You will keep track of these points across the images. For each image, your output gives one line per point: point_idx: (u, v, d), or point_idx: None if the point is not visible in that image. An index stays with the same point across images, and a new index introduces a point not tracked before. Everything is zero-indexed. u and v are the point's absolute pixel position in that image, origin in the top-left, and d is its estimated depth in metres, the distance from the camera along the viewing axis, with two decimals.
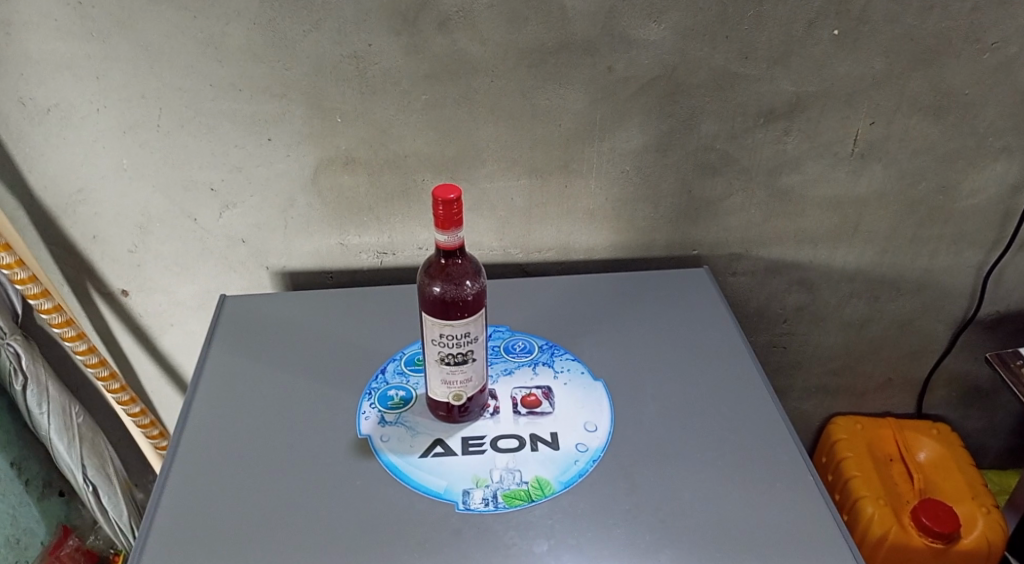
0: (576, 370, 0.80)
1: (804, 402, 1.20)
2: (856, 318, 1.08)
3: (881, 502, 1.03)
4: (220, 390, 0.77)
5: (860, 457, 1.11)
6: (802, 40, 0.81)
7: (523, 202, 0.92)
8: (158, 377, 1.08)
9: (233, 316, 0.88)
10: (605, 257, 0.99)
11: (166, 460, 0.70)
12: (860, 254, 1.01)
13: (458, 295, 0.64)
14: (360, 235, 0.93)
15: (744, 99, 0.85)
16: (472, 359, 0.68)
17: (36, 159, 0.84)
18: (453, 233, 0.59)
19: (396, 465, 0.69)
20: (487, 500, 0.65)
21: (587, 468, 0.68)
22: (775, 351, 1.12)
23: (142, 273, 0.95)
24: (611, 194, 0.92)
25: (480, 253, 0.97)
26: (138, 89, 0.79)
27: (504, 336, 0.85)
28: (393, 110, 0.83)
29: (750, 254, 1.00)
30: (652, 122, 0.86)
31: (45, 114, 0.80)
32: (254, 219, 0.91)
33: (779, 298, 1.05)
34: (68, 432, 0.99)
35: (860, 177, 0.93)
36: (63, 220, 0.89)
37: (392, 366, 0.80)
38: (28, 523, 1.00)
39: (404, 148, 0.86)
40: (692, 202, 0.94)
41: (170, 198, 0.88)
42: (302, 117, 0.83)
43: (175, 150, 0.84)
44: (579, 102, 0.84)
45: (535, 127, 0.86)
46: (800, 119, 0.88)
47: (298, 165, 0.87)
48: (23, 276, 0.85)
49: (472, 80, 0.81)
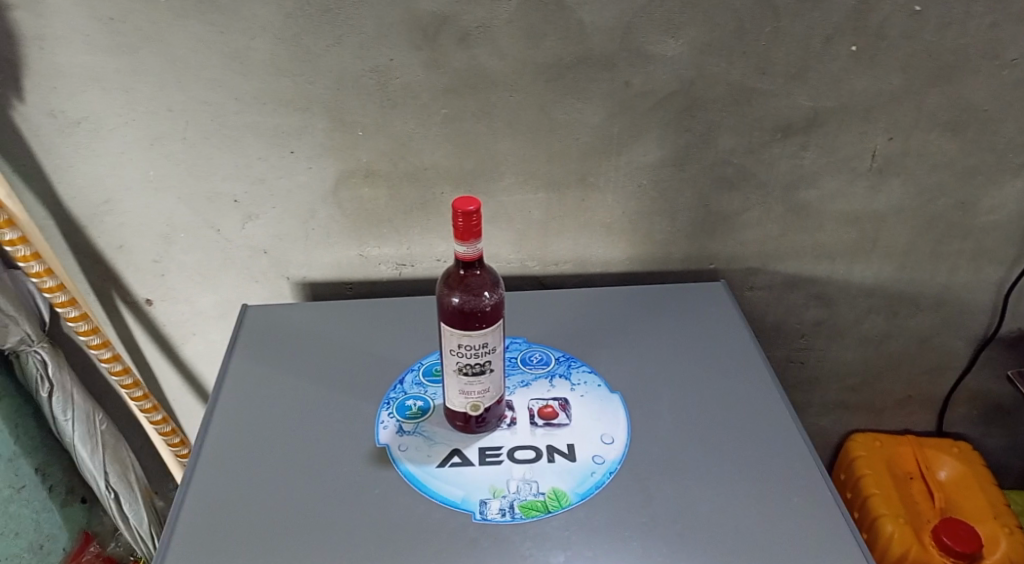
0: (593, 383, 0.80)
1: (823, 419, 1.18)
2: (875, 333, 1.08)
3: (901, 520, 1.01)
4: (240, 399, 0.78)
5: (879, 475, 1.09)
6: (820, 56, 0.82)
7: (541, 215, 0.93)
8: (179, 386, 1.09)
9: (254, 326, 0.89)
10: (622, 270, 0.99)
11: (188, 468, 0.70)
12: (879, 268, 1.01)
13: (476, 306, 0.65)
14: (379, 247, 0.95)
15: (761, 113, 0.86)
16: (490, 370, 0.68)
17: (65, 170, 0.86)
18: (472, 244, 0.60)
19: (414, 475, 0.69)
20: (504, 510, 0.65)
21: (604, 480, 0.68)
22: (793, 366, 1.11)
23: (166, 282, 0.97)
24: (628, 207, 0.93)
25: (497, 265, 0.98)
26: (166, 102, 0.81)
27: (522, 347, 0.86)
28: (413, 123, 0.84)
29: (768, 269, 1.00)
30: (669, 136, 0.87)
31: (75, 126, 0.83)
32: (276, 230, 0.92)
33: (797, 313, 1.05)
34: (91, 439, 1.00)
35: (879, 192, 0.93)
36: (90, 230, 0.91)
37: (410, 376, 0.81)
38: (51, 529, 1.02)
39: (425, 161, 0.87)
40: (709, 215, 0.94)
41: (194, 208, 0.90)
42: (324, 130, 0.84)
43: (200, 162, 0.86)
44: (597, 116, 0.85)
45: (553, 141, 0.87)
46: (817, 134, 0.88)
47: (319, 177, 0.88)
48: (51, 284, 0.87)
49: (491, 95, 0.83)
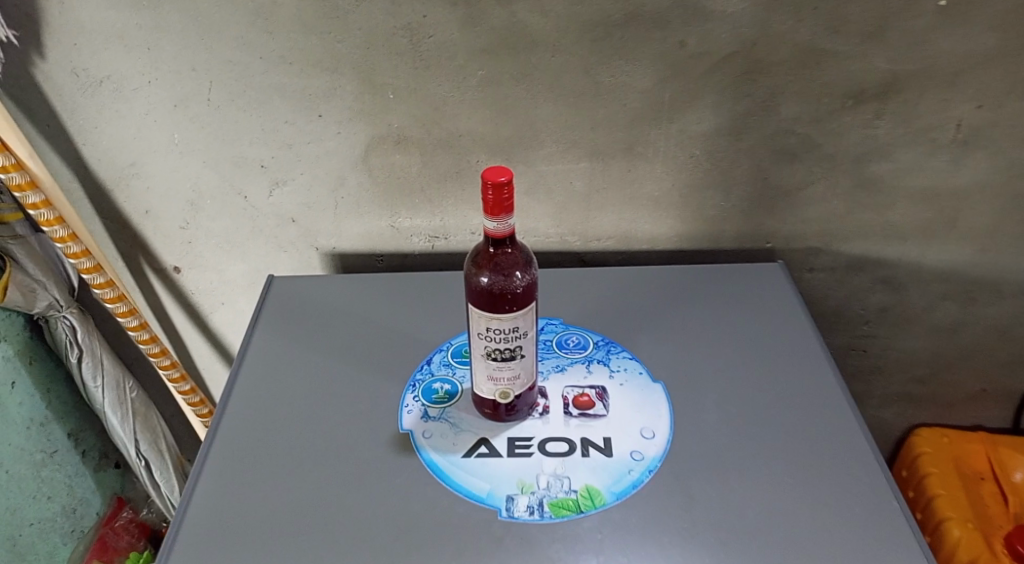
0: (634, 370, 0.74)
1: (883, 411, 1.10)
2: (948, 322, 0.98)
3: (970, 524, 0.93)
4: (261, 375, 0.75)
5: (946, 475, 1.00)
6: (903, 12, 0.72)
7: (583, 186, 0.86)
8: (209, 355, 1.08)
9: (279, 298, 0.85)
10: (669, 247, 0.92)
11: (204, 447, 0.68)
12: (957, 251, 0.91)
13: (507, 288, 0.59)
14: (411, 218, 0.90)
15: (832, 78, 0.77)
16: (521, 356, 0.63)
17: (90, 131, 0.83)
18: (503, 220, 0.55)
19: (437, 464, 0.65)
20: (532, 508, 0.61)
21: (642, 479, 0.63)
22: (854, 354, 1.03)
23: (193, 250, 0.94)
24: (678, 179, 0.85)
25: (535, 240, 0.92)
26: (189, 62, 0.77)
27: (558, 330, 0.80)
28: (448, 86, 0.78)
29: (830, 249, 0.92)
30: (726, 102, 0.79)
31: (98, 86, 0.79)
32: (305, 198, 0.88)
33: (861, 298, 0.96)
34: (122, 407, 0.99)
35: (961, 166, 0.83)
36: (117, 194, 0.88)
37: (438, 357, 0.77)
38: (84, 494, 1.02)
39: (459, 128, 0.82)
40: (768, 190, 0.86)
41: (221, 173, 0.87)
42: (353, 92, 0.79)
43: (226, 126, 0.82)
44: (647, 80, 0.77)
45: (598, 107, 0.80)
46: (894, 101, 0.78)
47: (348, 143, 0.83)
48: (76, 250, 0.84)
49: (532, 56, 0.76)
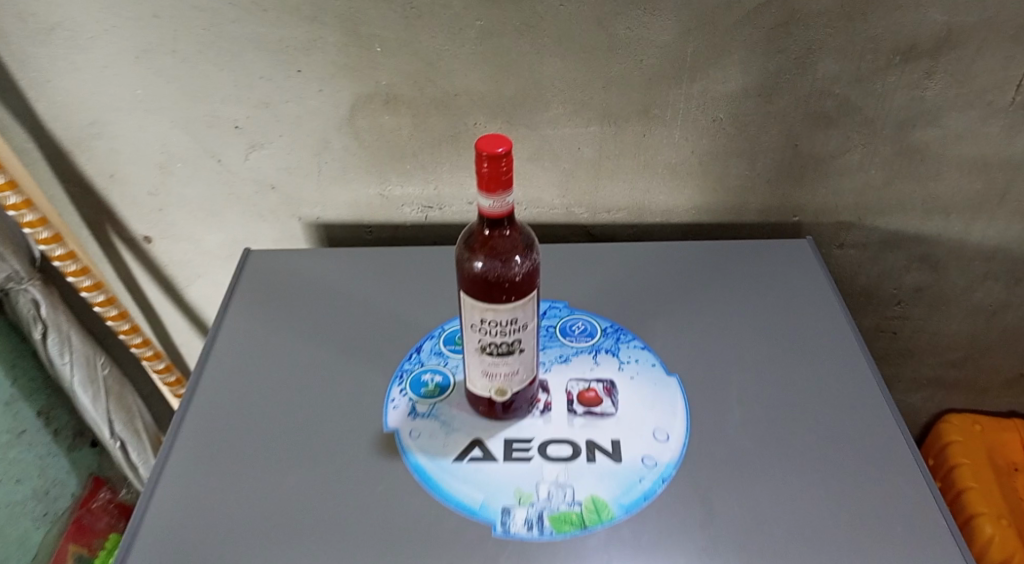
0: (646, 362, 0.67)
1: (911, 396, 1.03)
2: (988, 303, 0.90)
3: (1003, 522, 0.87)
4: (233, 363, 0.68)
5: (978, 466, 0.93)
6: None
7: (592, 153, 0.78)
8: (188, 330, 1.01)
9: (256, 275, 0.78)
10: (686, 221, 0.84)
11: (167, 443, 0.61)
12: (1005, 228, 0.82)
13: (505, 275, 0.51)
14: (403, 186, 0.81)
15: (880, 31, 0.67)
16: (520, 351, 0.55)
17: (43, 86, 0.74)
18: (500, 198, 0.46)
19: (425, 470, 0.58)
20: (531, 523, 0.54)
21: (655, 489, 0.56)
22: (882, 337, 0.95)
23: (165, 218, 0.86)
24: (698, 146, 0.76)
25: (539, 212, 0.84)
26: (150, 7, 0.68)
27: (562, 314, 0.72)
28: (442, 38, 0.69)
29: (864, 224, 0.83)
30: (758, 59, 0.70)
31: (49, 33, 0.70)
32: (285, 162, 0.80)
33: (895, 277, 0.88)
34: (93, 385, 0.93)
35: (1018, 133, 0.74)
36: (77, 156, 0.80)
37: (428, 345, 0.69)
38: (59, 474, 0.96)
39: (455, 85, 0.72)
40: (798, 158, 0.77)
41: (192, 134, 0.78)
42: (336, 44, 0.70)
43: (195, 81, 0.74)
44: (669, 32, 0.68)
45: (612, 64, 0.70)
46: (949, 58, 0.69)
47: (331, 102, 0.75)
48: (31, 219, 0.77)
49: (538, 4, 0.66)
